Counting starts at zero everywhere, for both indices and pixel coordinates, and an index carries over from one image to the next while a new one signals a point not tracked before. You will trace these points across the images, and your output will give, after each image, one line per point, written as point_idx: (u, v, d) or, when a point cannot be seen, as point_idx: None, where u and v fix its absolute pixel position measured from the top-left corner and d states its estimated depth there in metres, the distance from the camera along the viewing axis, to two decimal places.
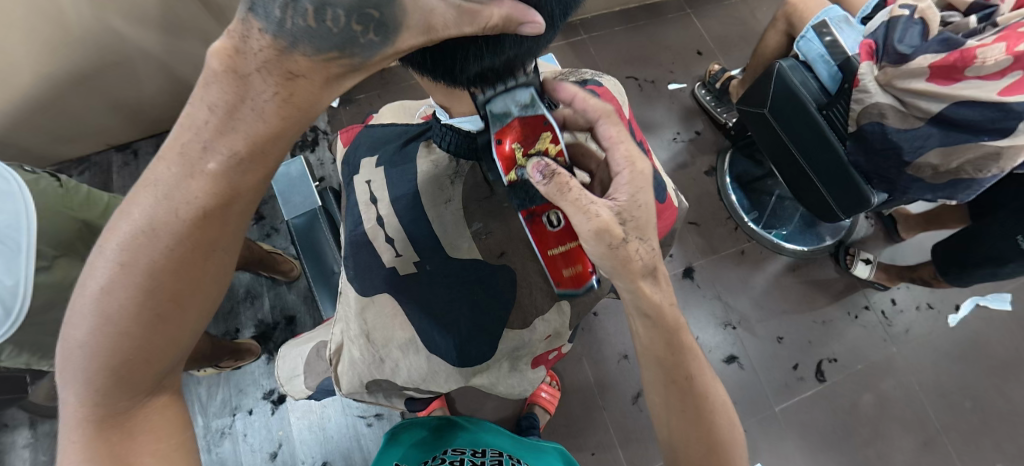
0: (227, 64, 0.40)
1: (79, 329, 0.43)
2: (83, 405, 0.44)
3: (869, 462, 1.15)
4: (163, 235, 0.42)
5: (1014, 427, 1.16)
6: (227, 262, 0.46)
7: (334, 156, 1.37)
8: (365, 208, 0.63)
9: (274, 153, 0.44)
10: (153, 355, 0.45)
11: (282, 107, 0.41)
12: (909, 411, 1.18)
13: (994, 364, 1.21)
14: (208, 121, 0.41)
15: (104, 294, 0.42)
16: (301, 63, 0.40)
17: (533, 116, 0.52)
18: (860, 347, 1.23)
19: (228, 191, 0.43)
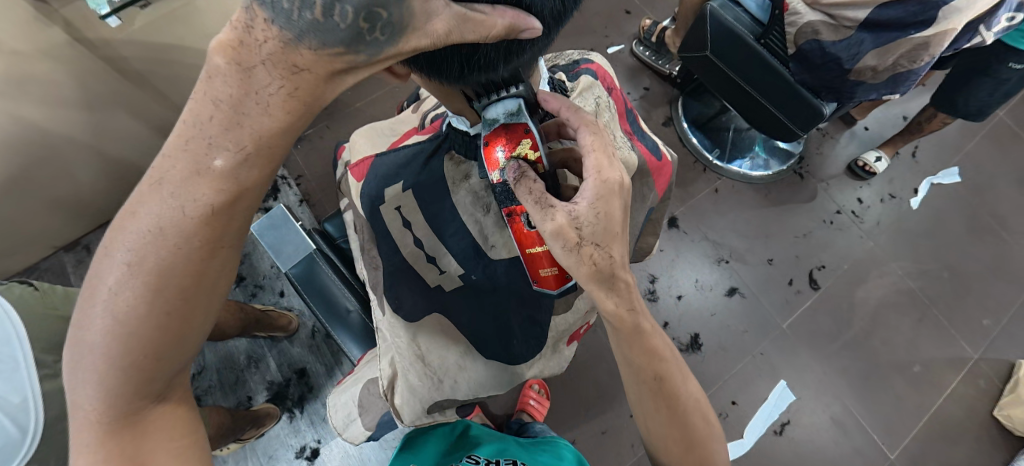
0: (231, 57, 0.39)
1: (87, 332, 0.42)
2: (90, 408, 0.44)
3: (875, 350, 1.24)
4: (171, 234, 0.41)
5: (988, 282, 1.28)
6: (231, 257, 0.45)
7: (300, 197, 1.33)
8: (400, 234, 0.61)
9: (279, 152, 0.42)
10: (162, 355, 0.44)
11: (288, 101, 0.40)
12: (898, 293, 1.27)
13: (959, 232, 1.32)
14: (214, 117, 0.40)
15: (113, 295, 0.42)
16: (305, 56, 0.38)
17: (516, 123, 0.50)
18: (842, 249, 1.31)
19: (237, 190, 0.42)
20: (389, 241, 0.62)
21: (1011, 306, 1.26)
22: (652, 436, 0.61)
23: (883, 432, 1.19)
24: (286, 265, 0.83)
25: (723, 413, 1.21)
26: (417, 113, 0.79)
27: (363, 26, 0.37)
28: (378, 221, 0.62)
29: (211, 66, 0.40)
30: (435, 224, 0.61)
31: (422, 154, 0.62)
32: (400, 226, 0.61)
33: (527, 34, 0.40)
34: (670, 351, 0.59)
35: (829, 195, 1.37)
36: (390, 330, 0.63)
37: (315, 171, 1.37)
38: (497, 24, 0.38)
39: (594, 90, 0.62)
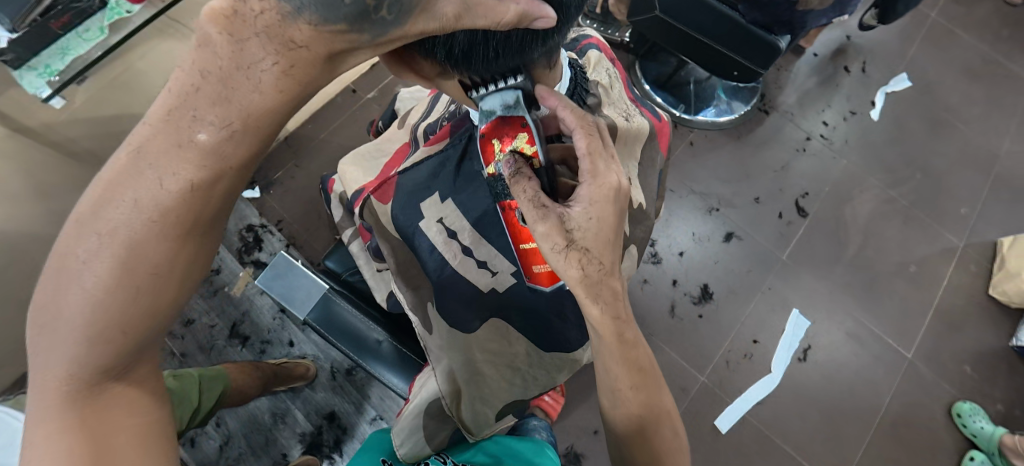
0: (223, 28, 0.35)
1: (55, 296, 0.41)
2: (50, 375, 0.42)
3: (870, 260, 1.30)
4: (146, 207, 0.39)
5: (955, 173, 1.36)
6: (206, 235, 0.43)
7: (284, 240, 1.31)
8: (445, 246, 0.55)
9: (268, 131, 0.39)
10: (130, 328, 0.42)
11: (281, 80, 0.36)
12: (879, 201, 1.33)
13: (920, 132, 1.39)
14: (198, 88, 0.37)
15: (82, 263, 0.40)
16: (303, 32, 0.35)
17: (514, 116, 0.47)
18: (819, 172, 1.36)
19: (220, 166, 0.39)
20: (434, 252, 0.55)
21: (979, 191, 1.34)
22: (622, 448, 0.59)
23: (896, 334, 1.25)
24: (303, 312, 0.80)
25: (748, 353, 1.24)
26: (404, 129, 0.77)
27: (369, 4, 0.34)
28: (420, 238, 0.55)
29: (201, 33, 0.36)
30: (481, 230, 0.55)
31: (449, 166, 0.55)
32: (444, 237, 0.55)
33: (540, 24, 0.39)
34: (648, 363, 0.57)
35: (796, 125, 1.41)
36: (446, 342, 0.58)
37: (295, 212, 1.35)
38: (508, 11, 0.36)
39: (603, 64, 0.62)
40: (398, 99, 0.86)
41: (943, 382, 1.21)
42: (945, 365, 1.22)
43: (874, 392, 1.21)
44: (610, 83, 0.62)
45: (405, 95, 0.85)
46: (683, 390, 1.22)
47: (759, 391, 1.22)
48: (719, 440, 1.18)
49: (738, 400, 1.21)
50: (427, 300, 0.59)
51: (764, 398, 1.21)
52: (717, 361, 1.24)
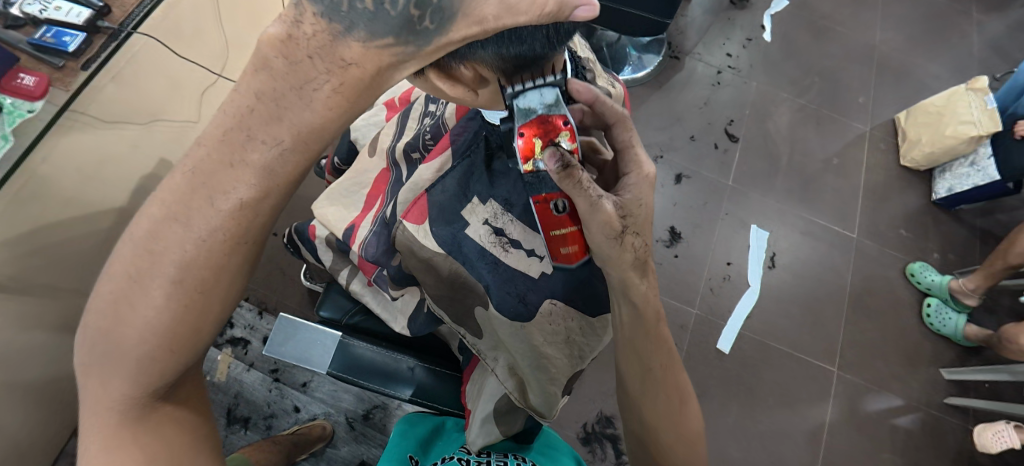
0: (279, 51, 0.39)
1: (109, 320, 0.42)
2: (100, 398, 0.43)
3: (800, 163, 1.44)
4: (196, 222, 0.41)
5: (844, 70, 1.53)
6: (251, 254, 0.44)
7: (257, 309, 1.25)
8: (493, 244, 0.56)
9: (314, 149, 0.43)
10: (176, 345, 0.43)
11: (333, 96, 0.41)
12: (792, 111, 1.48)
13: (806, 43, 1.56)
14: (251, 109, 0.41)
15: (137, 280, 0.41)
16: (354, 50, 0.40)
17: (557, 113, 0.48)
18: (737, 99, 1.49)
19: (271, 185, 0.42)
20: (485, 257, 0.56)
21: (867, 80, 1.52)
22: (648, 432, 0.60)
23: (839, 221, 1.40)
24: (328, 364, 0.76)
25: (726, 275, 1.34)
26: (376, 156, 0.76)
27: (414, 14, 0.39)
28: (467, 246, 0.56)
29: (258, 58, 0.40)
30: (527, 219, 0.56)
31: (477, 170, 0.56)
32: (492, 238, 0.56)
33: (581, 13, 0.41)
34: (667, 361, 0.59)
35: (705, 62, 1.53)
36: (508, 336, 0.58)
37: (257, 276, 1.29)
38: (547, 2, 0.39)
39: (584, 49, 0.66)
40: (353, 128, 0.85)
41: (887, 250, 1.38)
42: (884, 234, 1.39)
43: (837, 276, 1.35)
44: (591, 61, 0.65)
45: (358, 123, 0.84)
46: (681, 326, 1.29)
47: (745, 307, 1.32)
48: (725, 360, 1.27)
49: (729, 320, 1.31)
50: (479, 305, 0.58)
51: (752, 310, 1.32)
52: (703, 290, 1.33)
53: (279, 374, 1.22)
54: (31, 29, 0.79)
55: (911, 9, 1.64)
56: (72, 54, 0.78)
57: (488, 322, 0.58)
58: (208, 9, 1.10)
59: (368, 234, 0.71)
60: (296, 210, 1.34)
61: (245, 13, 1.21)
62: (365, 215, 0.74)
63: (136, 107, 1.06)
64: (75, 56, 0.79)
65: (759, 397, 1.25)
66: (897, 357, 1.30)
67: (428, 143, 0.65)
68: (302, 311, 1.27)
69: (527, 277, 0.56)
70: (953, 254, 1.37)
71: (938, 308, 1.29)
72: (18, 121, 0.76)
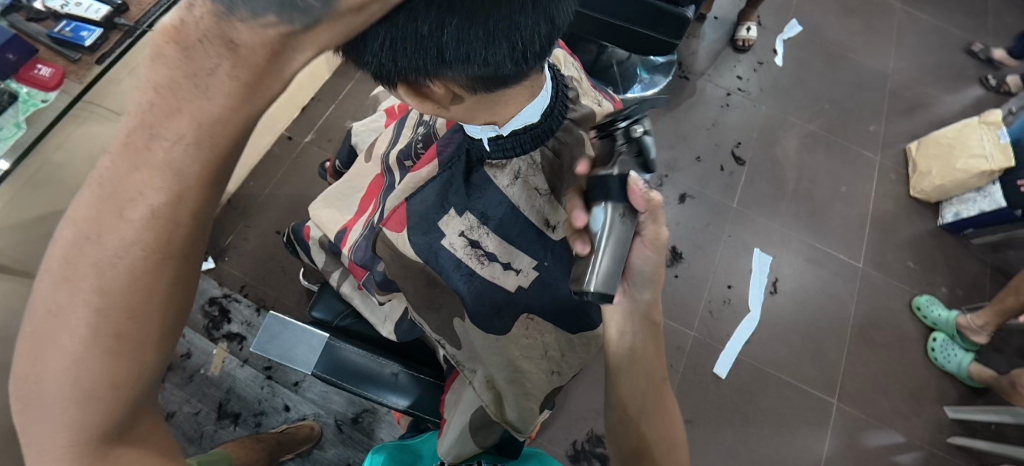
0: (167, 34, 0.31)
1: (35, 363, 0.35)
2: (43, 448, 0.37)
3: (806, 189, 1.42)
4: (108, 240, 0.33)
5: (856, 97, 1.52)
6: (187, 272, 0.37)
7: (254, 305, 1.27)
8: (468, 256, 0.54)
9: (229, 143, 0.34)
10: (115, 381, 0.36)
11: (231, 80, 0.32)
12: (800, 136, 1.47)
13: (818, 69, 1.55)
14: (150, 102, 0.32)
15: (55, 317, 0.34)
16: (243, 30, 0.31)
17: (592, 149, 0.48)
18: (745, 121, 1.48)
19: (180, 187, 0.33)
20: (460, 267, 0.55)
21: (880, 108, 1.51)
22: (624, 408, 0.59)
23: (846, 250, 1.37)
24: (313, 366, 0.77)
25: (726, 298, 1.33)
26: (371, 161, 0.77)
27: None
28: (444, 256, 0.55)
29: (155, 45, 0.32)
30: (503, 232, 0.54)
31: (456, 181, 0.56)
32: (468, 250, 0.54)
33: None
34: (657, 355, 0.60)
35: (715, 84, 1.53)
36: (482, 352, 0.59)
37: (257, 274, 1.30)
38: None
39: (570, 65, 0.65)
40: (353, 134, 0.86)
41: (893, 282, 1.35)
42: (891, 266, 1.36)
43: (840, 305, 1.33)
44: (576, 78, 0.64)
45: (359, 130, 0.85)
46: (678, 348, 1.28)
47: (745, 332, 1.30)
48: (721, 385, 1.25)
49: (728, 344, 1.29)
50: (456, 317, 0.58)
51: (750, 336, 1.30)
52: (702, 312, 1.31)
53: (272, 372, 1.22)
54: (52, 23, 0.82)
55: (927, 40, 1.62)
56: (87, 48, 0.81)
57: (465, 335, 0.58)
58: None
59: (359, 237, 0.72)
60: (300, 210, 1.36)
61: None
62: (357, 219, 0.74)
63: None
64: (90, 51, 0.81)
65: (755, 425, 1.23)
66: (899, 393, 1.27)
67: (419, 149, 0.66)
68: (298, 311, 1.28)
69: (503, 291, 0.56)
70: (961, 289, 1.34)
71: (943, 343, 1.26)
72: (32, 109, 0.81)
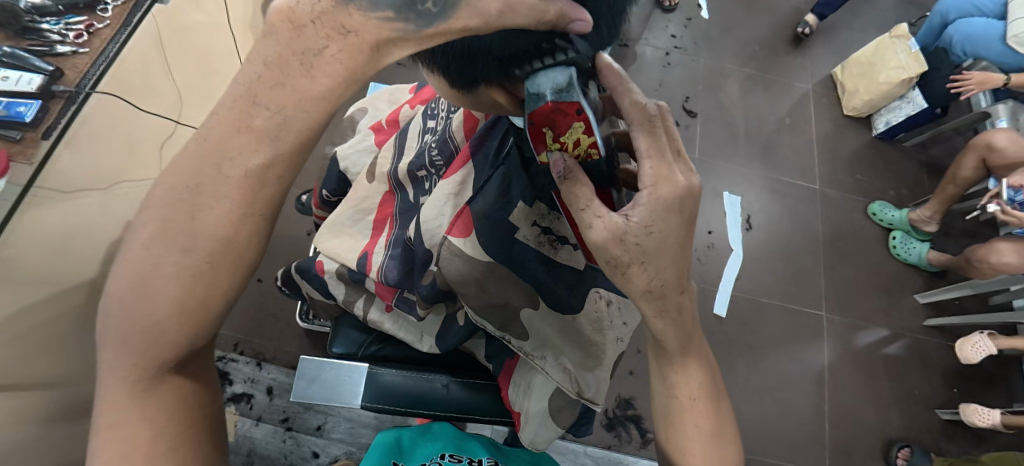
0: (285, 17, 0.39)
1: (128, 291, 0.41)
2: (111, 368, 0.42)
3: (756, 128, 1.52)
4: (206, 192, 0.41)
5: (778, 35, 1.63)
6: (262, 228, 0.43)
7: (253, 361, 1.20)
8: (537, 243, 0.55)
9: (319, 119, 0.42)
10: (188, 315, 0.41)
11: (335, 62, 0.39)
12: (738, 80, 1.57)
13: (739, 15, 1.65)
14: (260, 76, 0.40)
15: (145, 250, 0.41)
16: (354, 18, 0.39)
17: (568, 102, 0.43)
18: (687, 75, 1.56)
19: (277, 153, 0.41)
20: (530, 250, 0.55)
21: (800, 42, 1.63)
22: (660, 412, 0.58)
23: (802, 176, 1.49)
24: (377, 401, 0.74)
25: (710, 243, 1.40)
26: (376, 181, 0.76)
27: None
28: (518, 250, 0.54)
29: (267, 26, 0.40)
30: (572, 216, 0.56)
31: (515, 175, 0.54)
32: (541, 238, 0.55)
33: (575, 27, 0.41)
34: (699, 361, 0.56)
35: (652, 45, 1.59)
36: (550, 338, 0.60)
37: (249, 328, 1.23)
38: (549, 10, 0.39)
39: None
40: (340, 158, 0.83)
41: (848, 195, 1.48)
42: (842, 181, 1.49)
43: (808, 226, 1.44)
44: None
45: (347, 152, 0.83)
46: None
47: (734, 271, 1.38)
48: (724, 324, 1.33)
49: (721, 284, 1.36)
50: (526, 307, 0.58)
51: (739, 272, 1.38)
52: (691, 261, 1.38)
53: (291, 423, 1.16)
54: None
55: None
56: (30, 124, 0.72)
57: (533, 324, 0.59)
58: (155, 63, 1.04)
59: (385, 259, 0.70)
60: (278, 253, 1.30)
61: (193, 64, 1.16)
62: (376, 242, 0.74)
63: (105, 170, 0.98)
64: (33, 126, 0.73)
65: (762, 352, 1.31)
66: (874, 291, 1.40)
67: (437, 159, 0.66)
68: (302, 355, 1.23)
69: (574, 271, 0.58)
70: (905, 189, 1.49)
71: (903, 239, 1.40)
72: None
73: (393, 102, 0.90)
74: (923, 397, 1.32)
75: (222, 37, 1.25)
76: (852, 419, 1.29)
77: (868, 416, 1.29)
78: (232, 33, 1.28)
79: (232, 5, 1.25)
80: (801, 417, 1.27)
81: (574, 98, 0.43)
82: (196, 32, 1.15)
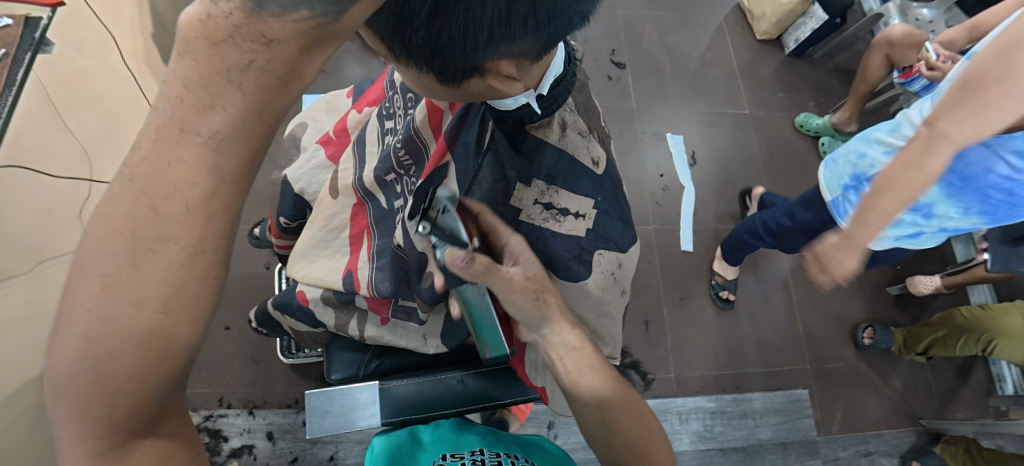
0: (203, 33, 0.33)
1: (77, 352, 0.35)
2: (71, 442, 0.37)
3: (680, 68, 1.58)
4: (148, 232, 0.35)
5: None
6: (218, 263, 0.37)
7: (244, 410, 1.15)
8: (537, 217, 0.57)
9: (262, 139, 0.37)
10: (144, 374, 0.35)
11: (259, 77, 0.34)
12: (655, 25, 1.61)
13: None
14: (182, 100, 0.35)
15: (87, 312, 0.35)
16: (273, 25, 0.33)
17: (457, 203, 0.50)
18: (609, 29, 1.58)
19: (214, 182, 0.36)
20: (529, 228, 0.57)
21: None
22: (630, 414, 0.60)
23: (730, 104, 1.57)
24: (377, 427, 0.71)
25: (663, 186, 1.45)
26: (341, 195, 0.73)
27: None
28: (529, 230, 0.57)
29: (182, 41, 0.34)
30: (570, 185, 0.56)
31: (503, 155, 0.54)
32: (546, 213, 0.56)
33: None
34: (631, 403, 0.60)
35: None
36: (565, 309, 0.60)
37: (235, 379, 1.18)
38: None
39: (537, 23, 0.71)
40: (292, 181, 0.78)
41: (774, 113, 1.58)
42: (766, 102, 1.59)
43: (746, 149, 1.53)
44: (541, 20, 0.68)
45: (298, 172, 0.78)
46: (646, 244, 1.39)
47: (690, 207, 1.45)
48: (692, 257, 1.41)
49: (681, 221, 1.43)
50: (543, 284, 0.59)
51: (695, 208, 1.45)
52: (649, 205, 1.43)
53: (301, 460, 1.14)
54: None
55: None
56: None
57: None
58: (50, 124, 0.93)
59: (371, 272, 0.68)
60: (243, 294, 1.24)
61: (94, 114, 1.06)
62: (357, 257, 0.71)
63: (25, 248, 0.88)
64: None
65: None
66: None
67: (405, 158, 0.64)
68: (296, 392, 1.19)
69: (578, 239, 0.58)
70: (822, 98, 1.63)
71: (831, 143, 1.52)
72: None
73: (333, 110, 0.85)
74: (875, 279, 1.46)
75: (123, 79, 1.14)
76: (819, 313, 1.40)
77: (832, 308, 1.42)
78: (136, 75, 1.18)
79: (122, 41, 1.14)
80: (775, 324, 1.37)
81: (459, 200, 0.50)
82: (85, 78, 1.03)
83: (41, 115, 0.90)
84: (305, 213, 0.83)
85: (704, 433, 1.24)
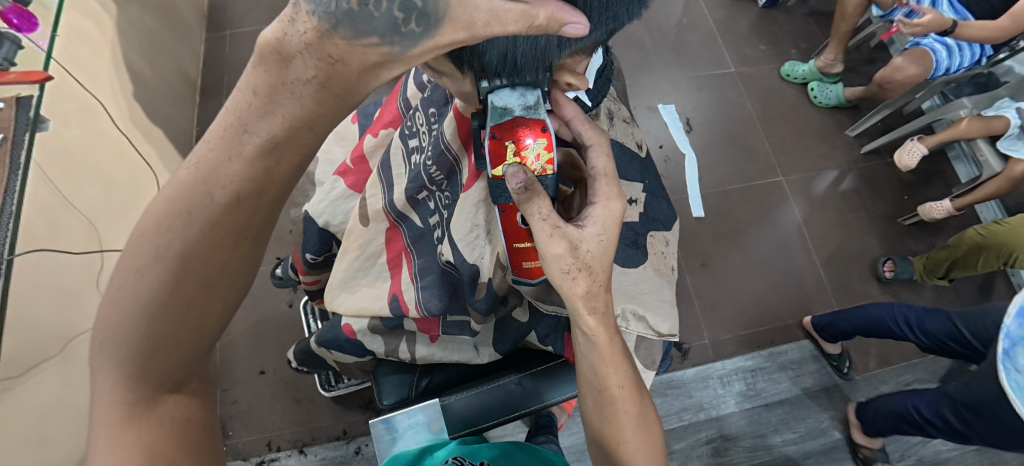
0: (274, 48, 0.35)
1: (121, 309, 0.40)
2: (104, 389, 0.42)
3: (661, 37, 1.58)
4: (198, 218, 0.39)
5: None
6: (254, 252, 0.43)
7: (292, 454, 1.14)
8: None
9: (308, 147, 0.40)
10: (175, 335, 0.41)
11: (319, 90, 0.37)
12: None
13: None
14: (250, 104, 0.38)
15: (139, 277, 0.40)
16: (339, 46, 0.34)
17: (535, 118, 0.47)
18: None
19: (264, 181, 0.40)
20: None
21: None
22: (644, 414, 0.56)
23: (716, 65, 1.58)
24: (400, 447, 0.68)
25: (665, 156, 1.46)
26: (372, 222, 0.72)
27: (398, 18, 0.33)
28: None
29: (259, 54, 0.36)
30: None
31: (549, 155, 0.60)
32: None
33: (570, 31, 0.35)
34: (640, 408, 0.56)
35: None
36: None
37: (279, 421, 1.17)
38: (539, 14, 0.34)
39: None
40: (316, 216, 0.77)
41: (760, 67, 1.59)
42: (750, 56, 1.60)
43: (738, 106, 1.54)
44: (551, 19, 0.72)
45: (321, 207, 0.77)
46: None
47: (695, 173, 1.45)
48: (704, 221, 1.42)
49: (689, 188, 1.43)
50: None
51: (699, 173, 1.46)
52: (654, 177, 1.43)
53: None
54: None
55: None
56: None
57: None
58: (54, 205, 0.91)
59: (417, 292, 0.68)
60: (273, 335, 1.24)
61: (93, 183, 1.03)
62: (400, 281, 0.71)
63: (52, 330, 0.86)
64: None
65: (744, 233, 1.41)
66: (812, 141, 1.53)
67: (437, 174, 0.65)
68: (342, 423, 1.18)
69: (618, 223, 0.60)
70: (803, 43, 1.64)
71: (820, 88, 1.53)
72: None
73: (341, 139, 0.85)
74: (884, 212, 1.48)
75: (116, 143, 1.12)
76: (837, 254, 1.42)
77: (849, 247, 1.43)
78: (124, 136, 1.15)
79: (109, 106, 1.12)
80: (797, 273, 1.39)
81: (543, 116, 0.47)
82: (82, 147, 1.01)
83: (45, 199, 0.89)
84: (331, 247, 0.81)
85: (748, 393, 1.25)
